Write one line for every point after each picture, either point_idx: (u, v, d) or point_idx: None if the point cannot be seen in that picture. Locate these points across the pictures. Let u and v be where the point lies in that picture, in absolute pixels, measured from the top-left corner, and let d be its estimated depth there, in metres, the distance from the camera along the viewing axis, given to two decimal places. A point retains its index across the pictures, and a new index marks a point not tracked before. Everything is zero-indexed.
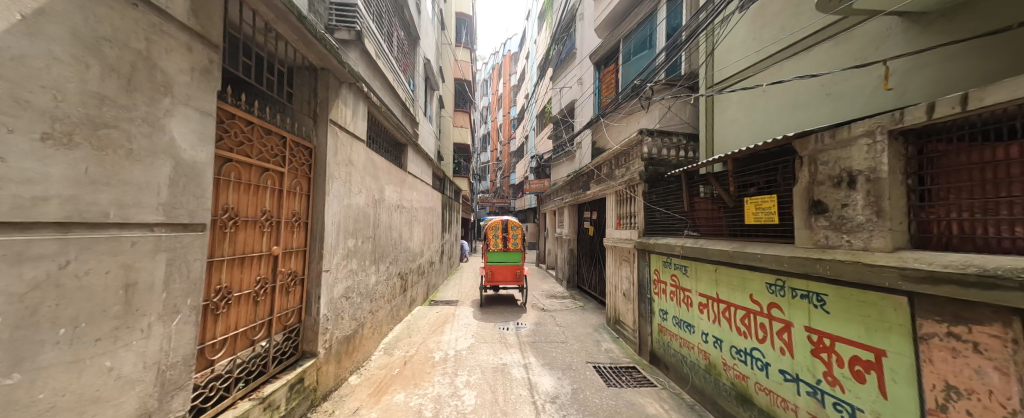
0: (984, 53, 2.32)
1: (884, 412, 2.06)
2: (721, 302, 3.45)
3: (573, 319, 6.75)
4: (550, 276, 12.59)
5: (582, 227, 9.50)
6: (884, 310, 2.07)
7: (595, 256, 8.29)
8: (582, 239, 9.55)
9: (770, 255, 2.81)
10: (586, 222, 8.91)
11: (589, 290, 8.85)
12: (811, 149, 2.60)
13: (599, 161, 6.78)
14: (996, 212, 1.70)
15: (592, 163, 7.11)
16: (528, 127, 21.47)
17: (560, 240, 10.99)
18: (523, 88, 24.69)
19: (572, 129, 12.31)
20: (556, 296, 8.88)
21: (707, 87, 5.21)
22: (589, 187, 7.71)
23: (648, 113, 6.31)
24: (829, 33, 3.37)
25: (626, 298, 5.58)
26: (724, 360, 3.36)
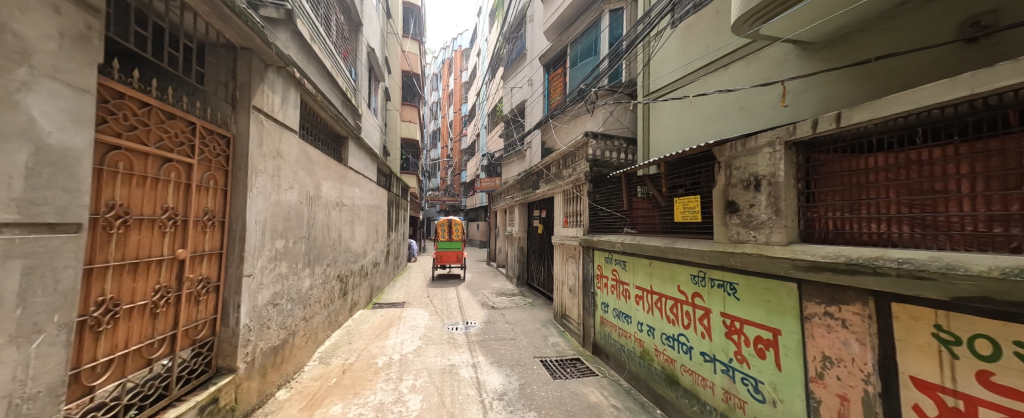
0: (853, 79, 2.83)
1: (779, 382, 2.41)
2: (654, 293, 3.76)
3: (523, 315, 6.88)
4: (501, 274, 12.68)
5: (532, 225, 9.70)
6: (780, 295, 2.42)
7: (544, 254, 8.54)
8: (533, 236, 9.76)
9: (694, 249, 3.12)
10: (535, 220, 9.12)
11: (538, 286, 9.09)
12: (727, 155, 2.93)
13: (547, 161, 6.98)
14: (858, 211, 2.11)
15: (541, 163, 7.30)
16: (480, 125, 21.34)
17: (511, 238, 11.13)
18: (476, 86, 24.54)
19: (521, 129, 12.56)
20: (506, 293, 8.98)
21: (644, 95, 5.62)
22: (538, 186, 7.91)
23: (593, 116, 6.64)
24: (742, 53, 3.85)
25: (572, 293, 5.83)
26: (656, 347, 3.67)
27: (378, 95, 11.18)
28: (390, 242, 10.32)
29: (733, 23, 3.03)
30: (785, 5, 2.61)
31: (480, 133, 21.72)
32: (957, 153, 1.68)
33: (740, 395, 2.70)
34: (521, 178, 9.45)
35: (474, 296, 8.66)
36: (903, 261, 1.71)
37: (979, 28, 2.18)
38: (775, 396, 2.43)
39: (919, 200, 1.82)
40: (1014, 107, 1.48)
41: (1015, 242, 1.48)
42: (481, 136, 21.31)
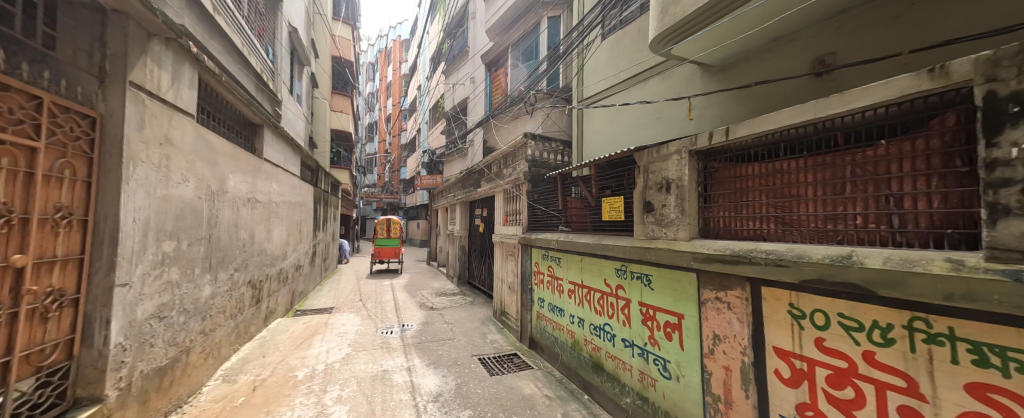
0: (740, 99, 3.35)
1: (682, 360, 2.76)
2: (584, 287, 4.02)
3: (462, 315, 6.83)
4: (442, 274, 12.42)
5: (474, 223, 9.67)
6: (684, 284, 2.78)
7: (485, 252, 8.57)
8: (474, 235, 9.73)
9: (617, 246, 3.41)
10: (477, 218, 9.11)
11: (478, 285, 9.10)
12: (644, 161, 3.26)
13: (488, 160, 7.01)
14: (740, 211, 2.55)
15: (482, 162, 7.32)
16: (421, 120, 20.61)
17: (451, 237, 10.96)
18: (417, 79, 23.62)
19: (464, 127, 12.45)
20: (446, 293, 8.82)
21: (578, 100, 5.97)
22: (480, 185, 7.91)
23: (532, 117, 6.83)
24: (658, 70, 4.31)
25: (510, 290, 5.96)
26: (585, 337, 3.93)
27: (303, 80, 10.09)
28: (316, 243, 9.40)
29: (651, 41, 3.34)
30: (692, 29, 2.99)
31: (421, 128, 20.98)
32: (805, 164, 2.16)
33: (652, 374, 3.03)
34: (463, 176, 9.33)
35: (412, 298, 8.34)
36: (770, 252, 2.14)
37: (824, 65, 2.75)
38: (679, 373, 2.79)
39: (781, 202, 2.29)
40: (841, 130, 1.97)
41: (841, 236, 1.98)
42: (423, 132, 20.58)
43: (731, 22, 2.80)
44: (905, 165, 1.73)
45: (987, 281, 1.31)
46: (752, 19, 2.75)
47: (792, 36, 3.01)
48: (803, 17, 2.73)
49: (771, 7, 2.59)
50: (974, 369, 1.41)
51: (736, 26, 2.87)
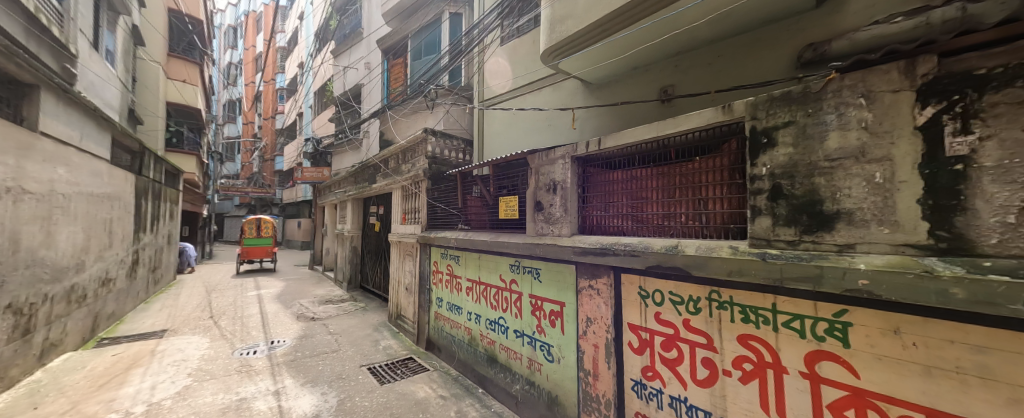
0: (612, 114, 3.95)
1: (561, 343, 3.10)
2: (481, 284, 4.12)
3: (350, 323, 6.21)
4: (328, 279, 11.06)
5: (369, 222, 8.91)
6: (566, 275, 3.13)
7: (381, 254, 8.01)
8: (368, 235, 8.96)
9: (512, 242, 3.59)
10: (371, 217, 8.42)
11: (372, 289, 8.45)
12: (535, 163, 3.51)
13: (385, 154, 6.54)
14: (608, 210, 2.99)
15: (378, 156, 6.80)
16: (305, 104, 17.97)
17: (341, 238, 9.85)
18: (299, 56, 20.47)
19: (357, 116, 11.38)
20: (332, 301, 7.89)
21: (479, 100, 6.11)
22: (374, 181, 7.32)
23: (433, 113, 6.67)
24: (549, 80, 4.74)
25: (407, 292, 5.72)
26: (481, 332, 4.04)
27: (115, 32, 7.50)
28: (139, 248, 7.17)
29: (542, 53, 3.62)
30: (575, 47, 3.37)
31: (305, 113, 18.29)
32: (652, 172, 2.69)
33: (538, 359, 3.31)
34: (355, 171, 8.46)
35: (287, 309, 7.15)
36: (628, 244, 2.59)
37: (667, 95, 3.45)
38: (559, 355, 3.11)
39: (636, 203, 2.79)
40: (674, 147, 2.57)
41: (672, 230, 2.54)
42: (307, 118, 17.88)
43: (604, 46, 3.27)
44: (709, 177, 2.37)
45: (748, 262, 1.93)
46: (619, 47, 3.27)
47: (646, 67, 3.68)
48: (654, 52, 3.37)
49: (632, 39, 3.12)
50: (741, 324, 2.06)
51: (607, 51, 3.35)
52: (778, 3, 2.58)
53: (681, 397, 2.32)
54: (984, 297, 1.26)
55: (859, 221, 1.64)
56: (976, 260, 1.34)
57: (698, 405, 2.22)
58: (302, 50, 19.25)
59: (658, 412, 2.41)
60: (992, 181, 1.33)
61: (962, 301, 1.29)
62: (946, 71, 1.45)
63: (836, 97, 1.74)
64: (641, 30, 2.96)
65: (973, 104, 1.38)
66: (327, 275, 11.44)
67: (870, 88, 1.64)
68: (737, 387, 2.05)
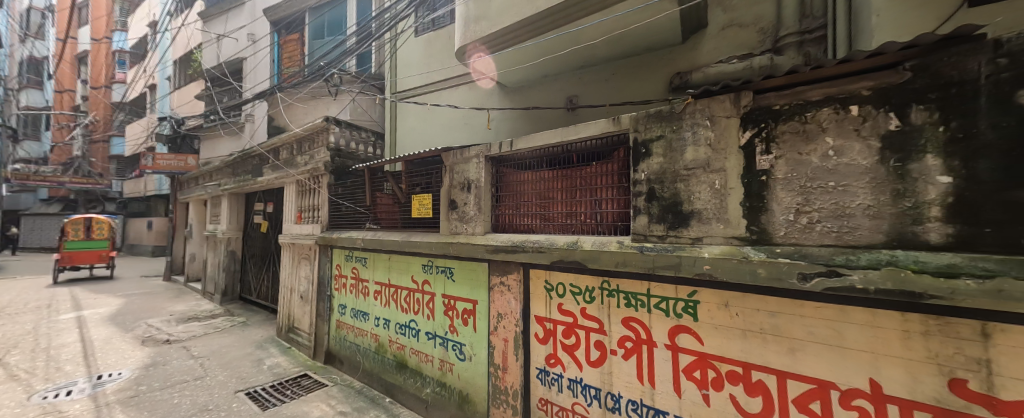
0: (525, 118, 4.17)
1: (473, 341, 3.13)
2: (391, 286, 3.90)
3: (225, 342, 5.23)
4: (194, 291, 9.10)
5: (253, 222, 7.60)
6: (479, 273, 3.16)
7: (268, 258, 6.95)
8: (252, 237, 7.64)
9: (424, 241, 3.47)
10: (257, 216, 7.25)
11: (257, 299, 7.29)
12: (450, 160, 3.45)
13: (274, 143, 5.65)
14: (519, 209, 3.13)
15: (264, 145, 5.86)
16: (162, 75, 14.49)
17: (214, 241, 8.20)
18: (152, 13, 16.37)
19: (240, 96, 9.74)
20: (199, 318, 6.52)
21: (392, 92, 5.91)
22: (259, 174, 6.30)
23: (338, 100, 6.54)
24: (466, 79, 4.79)
25: (302, 300, 5.11)
26: (390, 338, 3.84)
27: None
28: None
29: (457, 50, 3.62)
30: (490, 48, 3.45)
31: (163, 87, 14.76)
32: (557, 174, 2.90)
33: (450, 359, 3.28)
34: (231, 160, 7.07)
35: (126, 333, 5.61)
36: (536, 241, 2.75)
37: (572, 103, 3.79)
38: (471, 353, 3.13)
39: (544, 202, 2.97)
40: (576, 152, 2.83)
41: (574, 228, 2.78)
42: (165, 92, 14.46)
43: (516, 51, 3.41)
44: (603, 180, 2.67)
45: (630, 254, 2.24)
46: (530, 54, 3.45)
47: (555, 77, 3.96)
48: (562, 63, 3.66)
49: (541, 48, 3.33)
50: (625, 309, 2.37)
51: (519, 56, 3.50)
52: (656, 34, 3.07)
53: (577, 379, 2.56)
54: (776, 275, 1.70)
55: (706, 218, 2.06)
56: (772, 247, 1.82)
57: (591, 383, 2.48)
58: (156, 7, 15.44)
59: (559, 395, 2.63)
60: (781, 189, 1.82)
61: (764, 278, 1.74)
62: (758, 105, 1.93)
63: (692, 117, 2.14)
64: (548, 40, 3.18)
65: (771, 131, 1.88)
66: (192, 288, 9.37)
67: (713, 113, 2.07)
68: (621, 364, 2.36)
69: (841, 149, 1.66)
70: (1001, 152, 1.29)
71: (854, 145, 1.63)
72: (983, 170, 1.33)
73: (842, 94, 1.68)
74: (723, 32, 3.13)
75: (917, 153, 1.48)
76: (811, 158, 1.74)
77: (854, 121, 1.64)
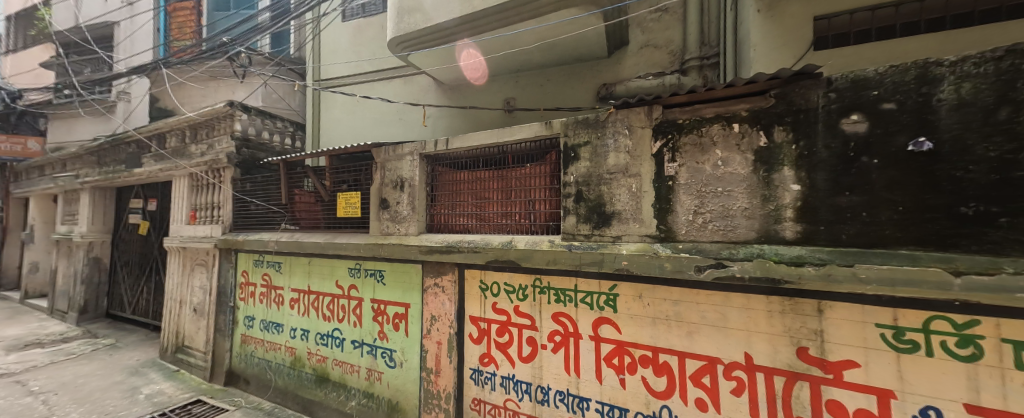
0: (463, 117, 4.18)
1: (404, 346, 3.00)
2: (311, 293, 3.56)
3: (83, 370, 4.25)
4: (37, 310, 7.20)
5: (128, 222, 6.27)
6: (411, 275, 3.04)
7: (148, 265, 5.82)
8: (126, 240, 6.34)
9: (351, 243, 3.21)
10: (134, 216, 6.04)
11: (133, 316, 6.07)
12: (382, 157, 3.25)
13: (157, 128, 4.72)
14: (455, 209, 3.09)
15: (142, 131, 4.86)
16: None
17: (69, 247, 6.60)
18: None
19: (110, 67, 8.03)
20: (43, 343, 5.19)
21: (315, 79, 5.52)
22: (137, 164, 5.25)
23: (245, 83, 5.92)
24: (401, 72, 4.66)
25: (196, 314, 4.41)
26: (309, 350, 3.52)
27: None
28: None
29: (389, 41, 3.45)
30: (424, 42, 3.33)
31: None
32: (492, 174, 2.92)
33: (379, 367, 3.10)
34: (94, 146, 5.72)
35: None
36: (471, 241, 2.75)
37: (509, 105, 3.88)
38: (402, 359, 3.00)
39: (480, 202, 2.97)
40: (511, 153, 2.88)
41: (509, 228, 2.84)
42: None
43: (452, 49, 3.36)
44: (536, 181, 2.77)
45: (559, 252, 2.36)
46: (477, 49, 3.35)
47: (492, 78, 4.01)
48: (500, 64, 3.68)
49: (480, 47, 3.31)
50: (555, 304, 2.49)
51: (456, 53, 3.44)
52: (585, 46, 3.28)
53: (509, 375, 2.61)
54: (678, 267, 1.94)
55: (623, 218, 2.27)
56: (675, 244, 2.07)
57: (522, 379, 2.56)
58: None
59: (491, 393, 2.65)
60: (683, 193, 2.09)
61: (669, 270, 1.97)
62: (666, 118, 2.18)
63: (614, 126, 2.33)
64: (482, 41, 3.19)
65: (676, 142, 2.14)
66: (32, 306, 7.41)
67: (631, 123, 2.28)
68: (550, 357, 2.47)
69: (726, 160, 1.96)
70: (832, 171, 1.68)
71: (736, 157, 1.93)
72: (819, 183, 1.70)
73: (728, 113, 1.98)
74: (640, 51, 3.48)
75: (778, 165, 1.81)
76: (705, 166, 2.03)
77: (736, 137, 1.94)
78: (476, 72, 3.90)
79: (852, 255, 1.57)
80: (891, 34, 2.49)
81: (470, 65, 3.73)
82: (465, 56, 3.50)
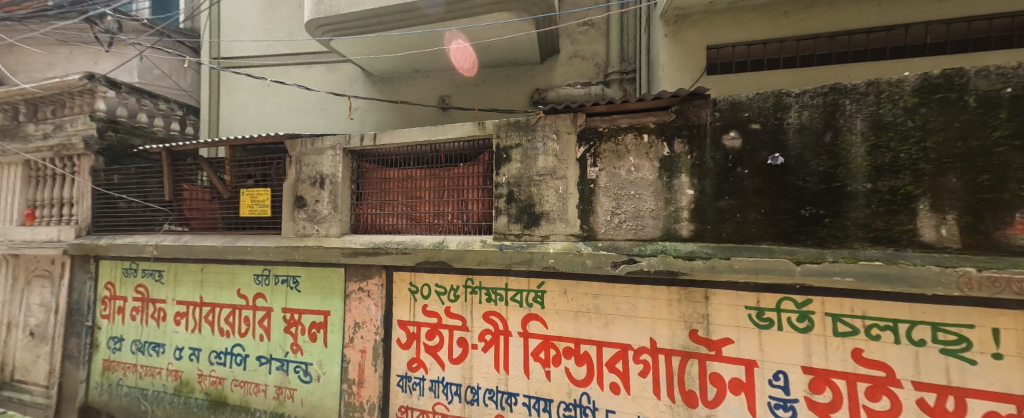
0: (394, 113, 4.04)
1: (323, 358, 2.75)
2: (204, 305, 3.08)
3: None
4: None
5: None
6: (332, 280, 2.79)
7: None
8: None
9: (257, 247, 2.82)
10: None
11: None
12: (298, 150, 2.93)
13: None
14: (384, 209, 2.91)
15: None
16: None
17: None
18: None
19: None
20: None
21: (212, 57, 4.84)
22: None
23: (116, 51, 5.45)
24: (324, 58, 4.32)
25: (33, 339, 3.51)
26: (200, 372, 3.04)
27: None
28: None
29: (306, 22, 3.12)
30: (348, 28, 3.08)
31: None
32: (424, 173, 2.83)
33: (291, 384, 2.80)
34: None
35: None
36: (400, 243, 2.62)
37: (444, 103, 3.83)
38: (319, 373, 2.75)
39: (410, 201, 2.86)
40: (444, 152, 2.83)
41: (442, 228, 2.79)
42: None
43: (380, 39, 3.18)
44: (469, 181, 2.76)
45: (490, 252, 2.37)
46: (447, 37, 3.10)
47: (427, 73, 3.92)
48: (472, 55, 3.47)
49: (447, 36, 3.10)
50: (486, 304, 2.50)
51: (386, 43, 3.26)
52: (519, 51, 3.37)
53: (439, 378, 2.56)
54: (598, 264, 2.10)
55: (549, 219, 2.38)
56: (596, 242, 2.24)
57: (452, 381, 2.53)
58: None
59: (419, 399, 2.57)
60: (602, 195, 2.27)
61: (590, 267, 2.11)
62: (589, 125, 2.34)
63: (543, 130, 2.44)
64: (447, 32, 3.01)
65: (596, 148, 2.31)
66: None
67: (558, 128, 2.41)
68: (480, 356, 2.49)
69: (638, 166, 2.18)
70: (716, 179, 1.97)
71: (645, 164, 2.17)
72: (707, 189, 1.99)
73: (639, 124, 2.21)
74: (570, 60, 3.70)
75: (678, 172, 2.07)
76: (620, 171, 2.23)
77: (645, 146, 2.17)
78: (467, 61, 3.62)
79: (730, 250, 1.86)
80: (762, 67, 2.99)
81: (456, 54, 3.45)
82: (427, 45, 3.26)
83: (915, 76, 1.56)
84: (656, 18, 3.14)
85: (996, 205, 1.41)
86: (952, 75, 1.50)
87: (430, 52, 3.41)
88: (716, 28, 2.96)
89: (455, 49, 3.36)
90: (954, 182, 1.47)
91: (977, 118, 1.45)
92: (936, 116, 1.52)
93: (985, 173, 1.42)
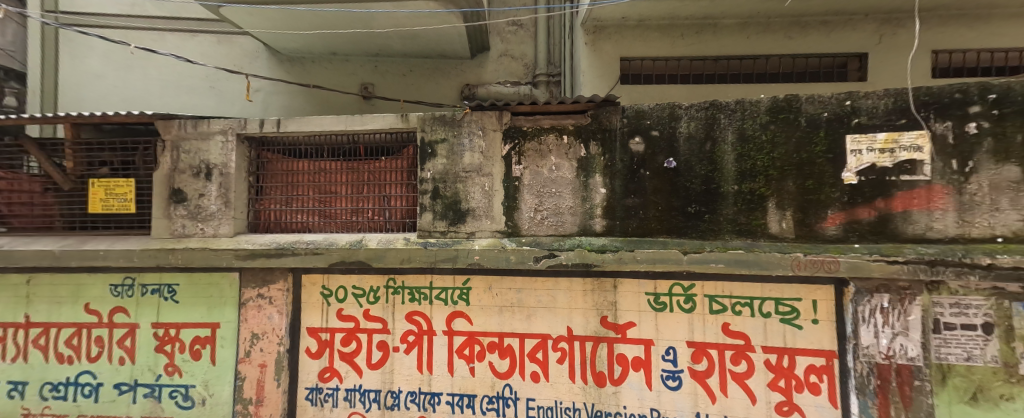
0: (306, 97, 3.71)
1: (211, 378, 2.36)
2: (33, 327, 2.44)
3: None
4: None
5: None
6: (223, 288, 2.41)
7: None
8: None
9: (114, 252, 2.30)
10: None
11: None
12: (174, 134, 2.45)
13: None
14: (290, 205, 2.61)
15: None
16: None
17: None
18: None
19: None
20: None
21: (48, 8, 3.78)
22: None
23: None
24: (216, 29, 3.74)
25: None
26: (26, 411, 2.42)
27: None
28: None
29: None
30: None
31: None
32: (340, 166, 2.61)
33: (165, 412, 2.36)
34: None
35: None
36: (309, 242, 2.37)
37: (366, 92, 3.61)
38: (204, 395, 2.36)
39: (324, 196, 2.61)
40: (363, 144, 2.62)
41: (361, 226, 2.58)
42: None
43: (285, 13, 2.79)
44: (391, 175, 2.60)
45: (414, 250, 2.25)
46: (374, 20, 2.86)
47: (346, 57, 3.62)
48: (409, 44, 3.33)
49: (372, 19, 2.86)
50: (409, 304, 2.41)
51: (293, 18, 2.88)
52: (447, 43, 3.30)
53: (356, 386, 2.39)
54: (521, 259, 2.15)
55: (472, 215, 2.38)
56: (520, 238, 2.30)
57: (370, 387, 2.38)
58: None
59: (332, 410, 2.37)
60: (526, 193, 2.33)
61: (513, 262, 2.15)
62: (513, 124, 2.37)
63: (469, 126, 2.41)
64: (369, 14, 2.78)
65: (521, 147, 2.36)
66: None
67: (484, 125, 2.40)
68: (401, 359, 2.38)
69: (558, 166, 2.29)
70: (624, 179, 2.17)
71: (564, 164, 2.28)
72: (617, 188, 2.18)
73: (559, 126, 2.32)
74: (499, 58, 3.75)
75: (593, 172, 2.23)
76: (543, 170, 2.32)
77: (565, 147, 2.29)
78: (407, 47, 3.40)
79: (634, 243, 2.07)
80: (665, 81, 3.37)
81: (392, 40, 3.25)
82: (345, 26, 2.97)
83: (768, 98, 1.91)
84: (578, 27, 3.34)
85: (818, 204, 1.80)
86: (791, 100, 1.87)
87: (349, 34, 3.12)
88: (628, 41, 3.25)
89: (387, 34, 3.12)
90: (791, 186, 1.85)
91: (807, 135, 1.83)
92: (781, 132, 1.88)
93: (811, 179, 1.82)
